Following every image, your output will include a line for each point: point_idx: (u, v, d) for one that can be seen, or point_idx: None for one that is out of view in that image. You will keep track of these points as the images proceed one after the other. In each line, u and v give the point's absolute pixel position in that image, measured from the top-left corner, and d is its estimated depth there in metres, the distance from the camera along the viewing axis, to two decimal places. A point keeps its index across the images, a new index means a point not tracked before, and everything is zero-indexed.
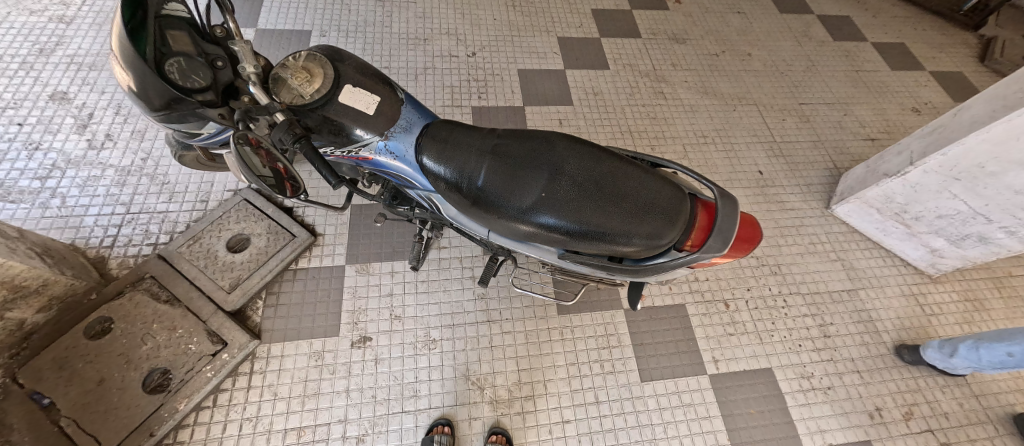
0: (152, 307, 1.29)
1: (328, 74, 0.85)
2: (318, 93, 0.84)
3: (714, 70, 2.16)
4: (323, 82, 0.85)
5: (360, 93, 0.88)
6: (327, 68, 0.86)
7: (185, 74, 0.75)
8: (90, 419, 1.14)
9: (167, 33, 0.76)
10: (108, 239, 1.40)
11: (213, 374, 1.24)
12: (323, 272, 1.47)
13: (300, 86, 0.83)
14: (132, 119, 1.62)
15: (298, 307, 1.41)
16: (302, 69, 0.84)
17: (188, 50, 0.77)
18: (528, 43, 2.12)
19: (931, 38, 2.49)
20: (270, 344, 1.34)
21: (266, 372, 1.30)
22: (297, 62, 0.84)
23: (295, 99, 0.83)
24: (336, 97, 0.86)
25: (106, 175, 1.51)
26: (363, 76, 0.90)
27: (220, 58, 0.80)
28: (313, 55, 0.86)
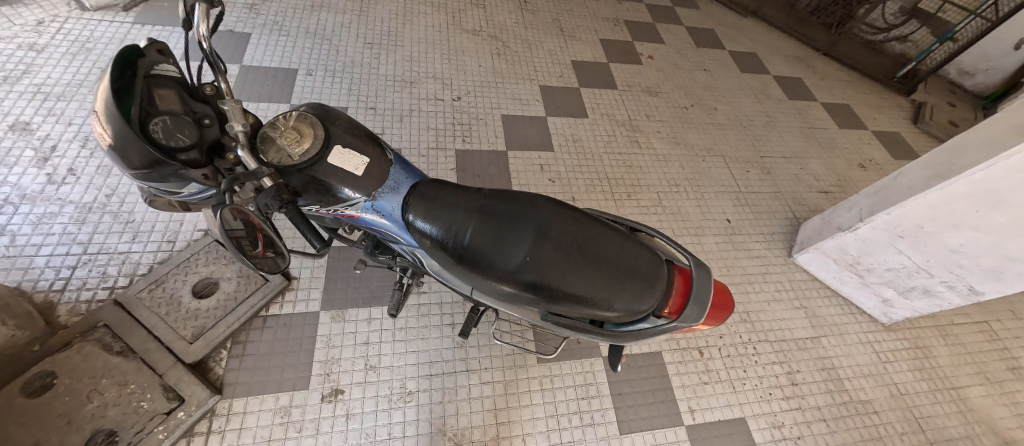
0: (102, 360, 1.19)
1: (319, 134, 0.86)
2: (307, 154, 0.84)
3: (686, 122, 2.29)
4: (314, 143, 0.85)
5: (350, 154, 0.88)
6: (318, 129, 0.87)
7: (167, 132, 0.73)
8: None
9: (155, 92, 0.75)
10: (59, 282, 1.30)
11: (165, 435, 1.15)
12: (295, 319, 1.41)
13: (289, 147, 0.83)
14: (100, 153, 1.54)
15: (265, 357, 1.34)
16: (293, 130, 0.85)
17: (175, 109, 0.76)
18: (511, 90, 2.19)
19: (874, 99, 2.75)
20: (232, 399, 1.26)
21: (226, 431, 1.21)
22: (289, 123, 0.85)
23: (282, 158, 0.83)
24: (324, 158, 0.86)
25: (65, 213, 1.41)
26: (352, 136, 0.91)
27: (207, 115, 0.79)
28: (305, 116, 0.87)
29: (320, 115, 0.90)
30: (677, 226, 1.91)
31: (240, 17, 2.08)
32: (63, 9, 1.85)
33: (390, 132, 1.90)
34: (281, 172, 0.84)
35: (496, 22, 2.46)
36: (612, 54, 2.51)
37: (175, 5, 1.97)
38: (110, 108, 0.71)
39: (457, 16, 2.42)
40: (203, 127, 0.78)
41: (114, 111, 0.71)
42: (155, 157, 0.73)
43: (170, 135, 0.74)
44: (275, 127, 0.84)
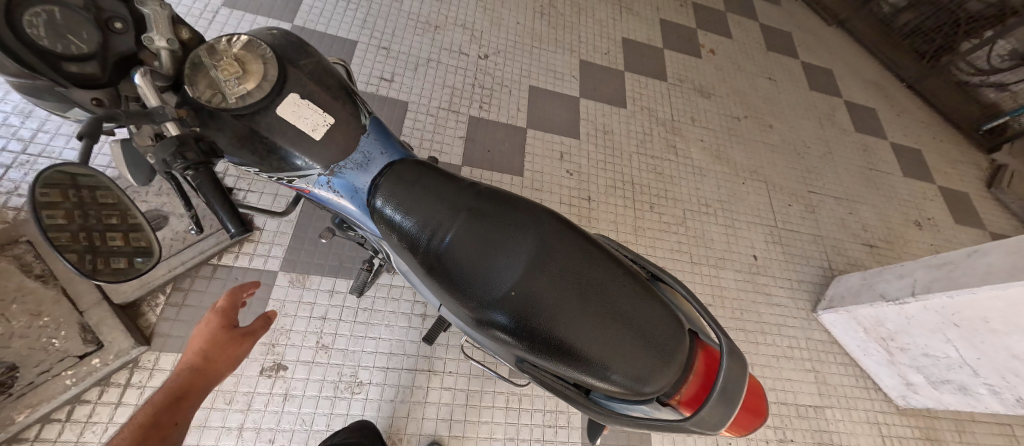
0: (16, 282, 1.04)
1: (270, 74, 0.65)
2: (250, 97, 0.63)
3: (734, 134, 2.01)
4: (261, 85, 0.64)
5: (308, 109, 0.67)
6: (270, 65, 0.65)
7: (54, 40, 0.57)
8: None
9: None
10: None
11: (73, 382, 1.02)
12: (249, 275, 1.24)
13: (227, 83, 0.62)
14: None
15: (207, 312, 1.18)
16: (234, 59, 0.63)
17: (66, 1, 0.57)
18: (546, 58, 1.92)
19: (950, 150, 2.41)
20: (159, 353, 1.12)
21: (146, 387, 1.08)
22: (230, 48, 0.63)
23: (215, 96, 0.62)
24: (274, 106, 0.65)
25: (10, 100, 1.25)
26: (319, 88, 0.69)
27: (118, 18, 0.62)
28: (257, 44, 0.65)
29: (282, 52, 0.69)
30: (697, 251, 1.68)
31: None
32: None
33: (400, 81, 1.67)
34: (212, 113, 0.63)
35: None
36: (670, 38, 2.19)
37: None
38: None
39: None
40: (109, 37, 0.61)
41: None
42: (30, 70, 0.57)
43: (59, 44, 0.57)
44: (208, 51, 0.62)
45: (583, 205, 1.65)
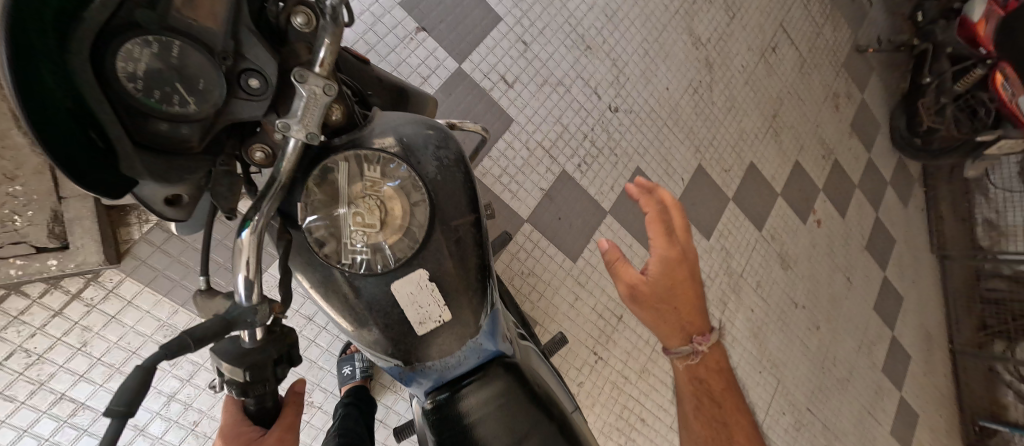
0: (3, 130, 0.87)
1: (412, 234, 0.47)
2: (370, 259, 0.46)
3: (783, 319, 1.89)
4: (395, 247, 0.47)
5: (428, 296, 0.49)
6: (415, 223, 0.47)
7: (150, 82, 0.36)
8: None
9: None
10: None
11: (17, 273, 0.87)
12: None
13: (351, 232, 0.45)
14: None
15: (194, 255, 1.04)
16: (377, 205, 0.45)
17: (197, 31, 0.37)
18: (670, 145, 1.69)
19: (943, 428, 2.38)
20: (124, 276, 0.98)
21: (94, 308, 0.96)
22: (378, 182, 0.46)
23: (329, 238, 0.45)
24: (393, 275, 0.47)
25: None
26: (456, 268, 0.51)
27: (257, 73, 0.41)
28: (407, 179, 0.47)
29: (440, 189, 0.50)
30: None
31: None
32: None
33: (518, 92, 1.43)
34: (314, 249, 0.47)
35: (727, 49, 1.83)
36: (792, 187, 1.97)
37: None
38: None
39: (697, 7, 1.78)
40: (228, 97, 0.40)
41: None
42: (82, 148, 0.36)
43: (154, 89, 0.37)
44: (349, 175, 0.45)
45: (611, 323, 1.52)
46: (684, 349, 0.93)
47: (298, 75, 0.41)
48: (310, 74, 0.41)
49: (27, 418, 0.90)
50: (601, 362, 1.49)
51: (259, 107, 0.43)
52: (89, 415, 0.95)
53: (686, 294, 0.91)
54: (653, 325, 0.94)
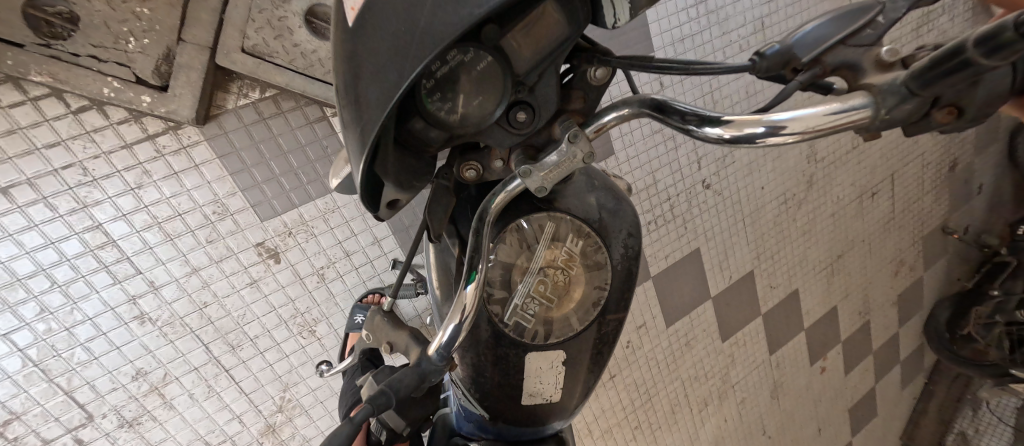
0: None
1: (571, 311, 0.62)
2: (536, 314, 0.60)
3: (747, 440, 1.90)
4: (560, 320, 0.62)
5: (552, 376, 0.64)
6: (576, 307, 0.62)
7: (437, 88, 0.43)
8: None
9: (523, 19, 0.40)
10: None
11: (110, 93, 0.91)
12: (333, 145, 1.10)
13: (538, 291, 0.59)
14: None
15: (270, 145, 1.05)
16: (563, 284, 0.60)
17: (515, 57, 0.42)
18: (738, 241, 1.66)
19: None
20: (200, 137, 1.00)
21: (160, 156, 0.98)
22: (574, 257, 0.60)
23: (522, 289, 0.59)
24: (542, 334, 0.61)
25: None
26: (576, 331, 0.63)
27: (526, 111, 0.47)
28: (595, 264, 0.61)
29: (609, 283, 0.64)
30: None
31: None
32: None
33: (632, 131, 1.39)
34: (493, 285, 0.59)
35: (834, 174, 1.77)
36: (818, 328, 1.96)
37: None
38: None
39: None
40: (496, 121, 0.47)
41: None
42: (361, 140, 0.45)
43: (438, 94, 0.43)
44: (555, 236, 0.59)
45: (602, 377, 1.52)
46: None
47: (572, 134, 0.45)
48: (582, 137, 0.45)
49: (58, 233, 0.95)
50: (576, 407, 1.50)
51: (513, 136, 0.49)
52: (112, 253, 1.00)
53: None
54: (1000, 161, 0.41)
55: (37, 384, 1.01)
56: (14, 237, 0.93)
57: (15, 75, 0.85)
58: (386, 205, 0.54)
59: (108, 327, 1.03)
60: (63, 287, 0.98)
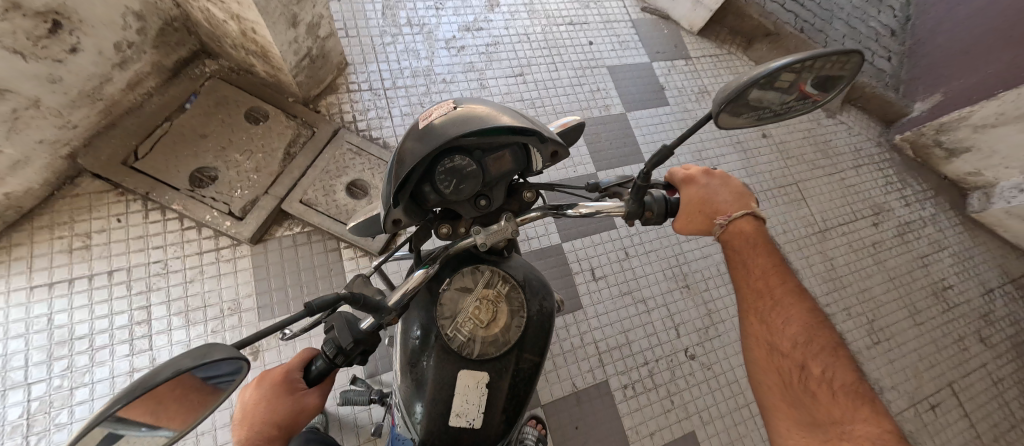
0: (274, 149, 1.49)
1: (499, 337, 0.85)
2: (472, 335, 0.84)
3: None
4: (489, 339, 0.84)
5: (477, 397, 0.81)
6: (503, 336, 0.85)
7: (446, 171, 0.68)
8: (165, 143, 1.44)
9: (506, 152, 0.71)
10: (360, 89, 1.62)
11: (209, 219, 1.39)
12: (338, 267, 1.46)
13: (476, 319, 0.84)
14: (467, 58, 1.70)
15: (293, 265, 1.44)
16: (493, 314, 0.85)
17: (488, 171, 0.71)
18: (747, 432, 1.45)
19: None
20: (251, 253, 1.42)
21: (216, 263, 1.39)
22: (501, 296, 0.87)
23: (464, 316, 0.85)
24: (475, 351, 0.83)
25: (419, 62, 1.68)
26: (497, 355, 0.84)
27: (485, 200, 0.75)
28: (515, 304, 0.88)
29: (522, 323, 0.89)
30: None
31: (687, 85, 1.82)
32: None
33: (599, 289, 1.54)
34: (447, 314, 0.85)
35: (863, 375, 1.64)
36: None
37: (672, 36, 1.89)
38: (490, 121, 0.68)
39: (829, 311, 1.73)
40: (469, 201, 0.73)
41: (488, 126, 0.69)
42: (397, 179, 0.67)
43: (445, 174, 0.68)
44: (488, 281, 0.88)
45: None
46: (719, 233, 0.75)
47: (507, 217, 0.78)
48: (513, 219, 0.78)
49: (119, 307, 1.29)
50: None
51: (474, 212, 0.75)
52: (143, 331, 1.28)
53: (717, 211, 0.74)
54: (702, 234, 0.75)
55: (13, 439, 1.12)
56: (91, 305, 1.28)
57: (166, 204, 1.39)
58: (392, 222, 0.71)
59: (99, 393, 1.21)
60: (93, 352, 1.24)
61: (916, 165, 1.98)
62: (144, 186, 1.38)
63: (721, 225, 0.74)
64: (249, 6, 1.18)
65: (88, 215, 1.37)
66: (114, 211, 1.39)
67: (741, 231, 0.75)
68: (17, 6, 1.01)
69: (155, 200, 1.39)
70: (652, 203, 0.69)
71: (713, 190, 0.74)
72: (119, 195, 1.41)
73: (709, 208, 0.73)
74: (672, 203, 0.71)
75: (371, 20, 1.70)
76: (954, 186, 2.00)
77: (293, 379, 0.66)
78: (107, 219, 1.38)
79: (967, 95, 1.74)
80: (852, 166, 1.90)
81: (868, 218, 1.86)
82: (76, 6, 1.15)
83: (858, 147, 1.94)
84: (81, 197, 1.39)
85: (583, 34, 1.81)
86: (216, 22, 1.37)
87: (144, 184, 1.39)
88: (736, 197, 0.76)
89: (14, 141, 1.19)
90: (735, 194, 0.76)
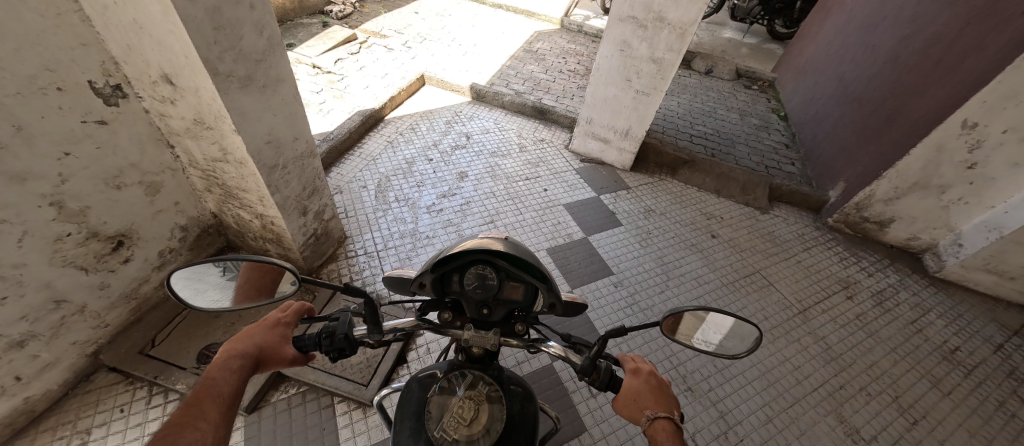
0: None
1: (483, 438, 0.76)
2: (451, 436, 0.75)
3: None
4: (470, 441, 0.75)
5: None
6: (484, 439, 0.76)
7: (474, 276, 0.77)
8: (179, 331, 1.51)
9: (522, 285, 0.78)
10: (360, 249, 1.80)
11: None
12: (332, 425, 1.46)
13: (456, 416, 0.76)
14: (445, 216, 1.99)
15: (287, 431, 1.43)
16: (474, 411, 0.76)
17: (503, 294, 0.78)
18: None
19: None
20: (247, 423, 1.43)
21: None
22: (482, 397, 0.79)
23: (444, 415, 0.76)
24: None
25: (407, 225, 1.92)
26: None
27: (486, 309, 0.78)
28: (499, 406, 0.80)
29: (506, 427, 0.80)
30: None
31: (632, 210, 2.15)
32: (560, 142, 2.50)
33: (601, 406, 1.55)
34: (429, 415, 0.77)
35: None
36: None
37: (609, 175, 2.33)
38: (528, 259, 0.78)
39: (845, 392, 1.66)
40: (474, 304, 0.78)
41: (524, 261, 0.78)
42: (444, 256, 0.78)
43: (472, 278, 0.77)
44: (471, 382, 0.81)
45: None
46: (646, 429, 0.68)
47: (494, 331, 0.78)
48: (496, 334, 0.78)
49: None
50: None
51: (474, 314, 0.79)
52: None
53: (644, 400, 0.71)
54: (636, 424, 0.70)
55: None
56: None
57: (171, 387, 1.41)
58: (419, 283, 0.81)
59: None
60: None
61: (859, 242, 2.19)
62: (154, 372, 1.41)
63: (646, 419, 0.68)
64: (271, 205, 1.33)
65: (94, 409, 1.34)
66: (121, 401, 1.37)
67: (663, 429, 0.67)
68: (94, 234, 1.17)
69: (159, 384, 1.40)
70: (603, 368, 0.73)
71: (641, 384, 0.72)
72: (127, 384, 1.41)
73: (641, 398, 0.71)
74: (613, 383, 0.73)
75: (364, 195, 2.01)
76: (905, 252, 2.17)
77: (285, 322, 0.75)
78: (110, 412, 1.35)
79: (862, 178, 2.09)
80: (802, 248, 2.12)
81: (840, 293, 1.97)
82: (139, 228, 1.29)
83: (801, 232, 2.19)
84: (92, 393, 1.37)
85: (539, 185, 2.21)
86: (243, 223, 1.49)
87: (151, 372, 1.41)
88: (665, 400, 0.71)
89: (53, 346, 1.22)
90: (665, 397, 0.72)
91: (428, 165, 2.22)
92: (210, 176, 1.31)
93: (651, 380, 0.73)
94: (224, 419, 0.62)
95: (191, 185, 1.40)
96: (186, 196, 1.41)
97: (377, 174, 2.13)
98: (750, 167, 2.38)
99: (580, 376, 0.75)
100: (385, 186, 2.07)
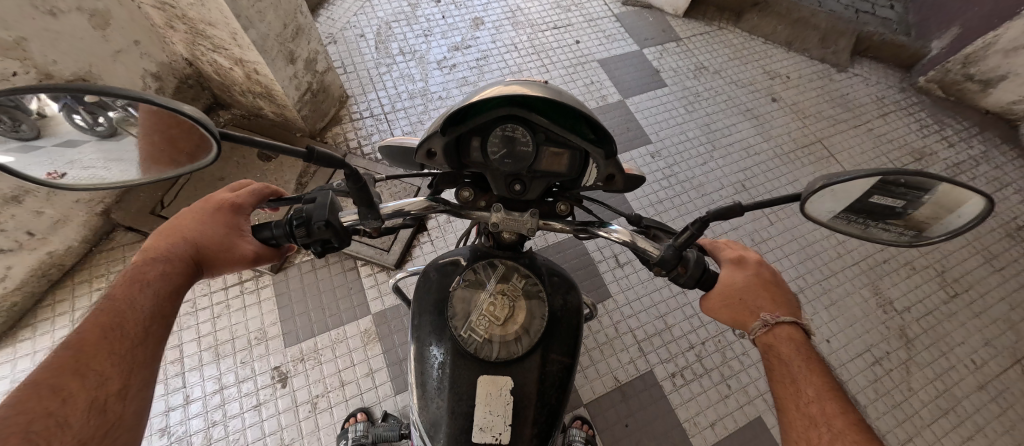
0: (287, 184, 1.49)
1: (518, 338, 0.66)
2: (483, 337, 0.66)
3: None
4: (503, 339, 0.66)
5: (502, 406, 0.64)
6: (520, 343, 0.67)
7: (502, 139, 0.57)
8: (188, 193, 1.44)
9: (566, 154, 0.59)
10: (365, 110, 1.60)
11: None
12: (357, 285, 1.47)
13: (486, 315, 0.66)
14: (459, 72, 1.72)
15: (314, 289, 1.44)
16: (507, 312, 0.66)
17: (540, 163, 0.60)
18: None
19: None
20: (273, 282, 1.44)
21: (240, 295, 1.41)
22: (518, 291, 0.68)
23: (472, 313, 0.67)
24: (489, 355, 0.66)
25: (415, 82, 1.68)
26: (515, 352, 0.66)
27: (520, 184, 0.63)
28: (538, 302, 0.69)
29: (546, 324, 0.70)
30: None
31: (681, 67, 1.81)
32: None
33: (628, 276, 1.49)
34: (454, 311, 0.67)
35: (946, 333, 1.45)
36: None
37: (658, 23, 1.92)
38: (576, 112, 0.54)
39: (890, 269, 1.55)
40: (502, 178, 0.62)
41: (570, 114, 0.55)
42: (458, 112, 0.55)
43: (498, 142, 0.57)
44: (504, 275, 0.69)
45: None
46: (760, 333, 0.57)
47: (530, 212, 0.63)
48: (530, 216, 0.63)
49: None
50: None
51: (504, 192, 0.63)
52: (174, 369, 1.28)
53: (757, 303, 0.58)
54: (741, 327, 0.59)
55: None
56: None
57: None
58: (427, 154, 0.60)
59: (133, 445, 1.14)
60: None
61: (947, 106, 1.85)
62: None
63: (763, 323, 0.56)
64: (247, 46, 1.11)
65: (122, 265, 1.35)
66: None
67: (781, 334, 0.56)
68: (47, 77, 1.00)
69: None
70: (692, 260, 0.57)
71: (751, 283, 0.58)
72: None
73: (751, 296, 0.58)
74: (712, 277, 0.58)
75: (364, 46, 1.73)
76: (1001, 119, 1.83)
77: (239, 207, 0.64)
78: None
79: (986, 21, 1.65)
80: (878, 114, 1.80)
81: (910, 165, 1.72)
82: (101, 73, 1.13)
83: (881, 94, 1.85)
84: (117, 249, 1.37)
85: (570, 35, 1.85)
86: (223, 71, 1.29)
87: None
88: (775, 295, 0.59)
89: (54, 202, 1.17)
90: (775, 290, 0.59)
91: (435, 11, 1.86)
92: (164, 4, 1.07)
93: (760, 273, 0.59)
94: (148, 343, 0.55)
95: (148, 18, 1.17)
96: (146, 34, 1.20)
97: (376, 19, 1.80)
98: (834, 10, 1.92)
99: (658, 270, 0.59)
100: (388, 35, 1.77)
